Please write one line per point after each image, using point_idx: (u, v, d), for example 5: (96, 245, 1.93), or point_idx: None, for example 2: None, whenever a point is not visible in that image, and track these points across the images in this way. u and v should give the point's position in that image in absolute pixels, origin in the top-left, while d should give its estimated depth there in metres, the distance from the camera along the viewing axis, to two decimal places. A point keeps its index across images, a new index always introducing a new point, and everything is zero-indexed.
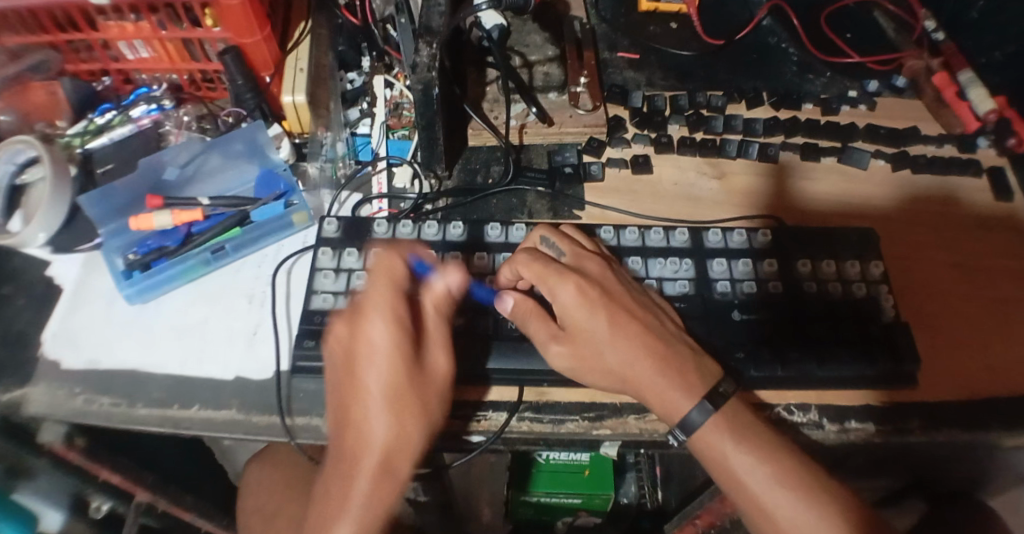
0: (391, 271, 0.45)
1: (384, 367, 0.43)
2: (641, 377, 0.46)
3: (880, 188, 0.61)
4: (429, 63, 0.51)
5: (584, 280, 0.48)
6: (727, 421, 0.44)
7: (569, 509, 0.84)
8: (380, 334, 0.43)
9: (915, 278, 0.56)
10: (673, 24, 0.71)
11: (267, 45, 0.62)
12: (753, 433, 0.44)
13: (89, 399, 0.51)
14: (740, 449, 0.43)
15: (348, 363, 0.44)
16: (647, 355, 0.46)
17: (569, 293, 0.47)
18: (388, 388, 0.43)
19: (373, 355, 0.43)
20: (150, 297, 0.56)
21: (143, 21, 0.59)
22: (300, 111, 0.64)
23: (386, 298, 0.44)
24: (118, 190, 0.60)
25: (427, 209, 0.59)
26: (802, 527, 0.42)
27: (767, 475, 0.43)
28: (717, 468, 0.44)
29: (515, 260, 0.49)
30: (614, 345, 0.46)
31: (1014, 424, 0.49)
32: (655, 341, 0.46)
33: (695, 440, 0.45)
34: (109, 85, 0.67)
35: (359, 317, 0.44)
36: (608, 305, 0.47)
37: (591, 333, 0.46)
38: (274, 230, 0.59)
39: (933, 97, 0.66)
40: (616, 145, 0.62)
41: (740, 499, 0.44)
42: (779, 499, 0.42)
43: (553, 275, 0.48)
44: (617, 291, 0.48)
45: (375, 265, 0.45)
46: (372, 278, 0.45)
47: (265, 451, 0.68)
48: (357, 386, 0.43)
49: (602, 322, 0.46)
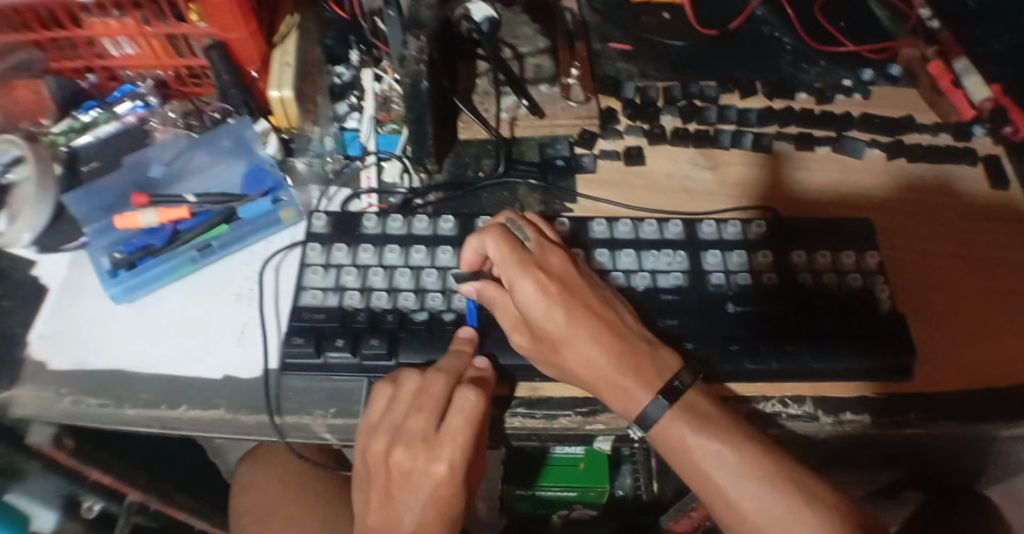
0: (472, 417, 0.44)
1: (436, 500, 0.43)
2: (608, 379, 0.44)
3: (875, 176, 0.60)
4: (417, 56, 0.51)
5: (545, 274, 0.45)
6: (687, 412, 0.43)
7: (564, 502, 0.83)
8: (451, 476, 0.43)
9: (913, 269, 0.55)
10: (666, 14, 0.70)
11: (253, 40, 0.61)
12: (714, 421, 0.42)
13: (76, 401, 0.50)
14: (703, 438, 0.42)
15: (405, 487, 0.44)
16: (609, 361, 0.43)
17: (529, 291, 0.44)
18: (440, 513, 0.43)
19: (428, 493, 0.43)
20: (137, 296, 0.55)
21: (127, 17, 0.58)
22: (287, 105, 0.61)
23: (464, 444, 0.44)
24: (105, 187, 0.59)
25: (417, 203, 0.58)
26: (772, 518, 0.40)
27: (733, 463, 0.41)
28: (682, 462, 0.42)
29: (482, 243, 0.46)
30: (573, 346, 0.44)
31: (1011, 415, 0.48)
32: (615, 345, 0.44)
33: (656, 433, 0.43)
34: (94, 83, 0.65)
35: (432, 450, 0.44)
36: (574, 301, 0.44)
37: (550, 330, 0.44)
38: (261, 227, 0.58)
39: (929, 86, 0.65)
40: (608, 137, 0.61)
41: (705, 491, 0.42)
42: (747, 490, 0.40)
43: (511, 273, 0.45)
44: (577, 283, 0.46)
45: (459, 407, 0.44)
46: (453, 417, 0.44)
47: (256, 449, 0.68)
48: (409, 507, 0.43)
49: (561, 321, 0.44)
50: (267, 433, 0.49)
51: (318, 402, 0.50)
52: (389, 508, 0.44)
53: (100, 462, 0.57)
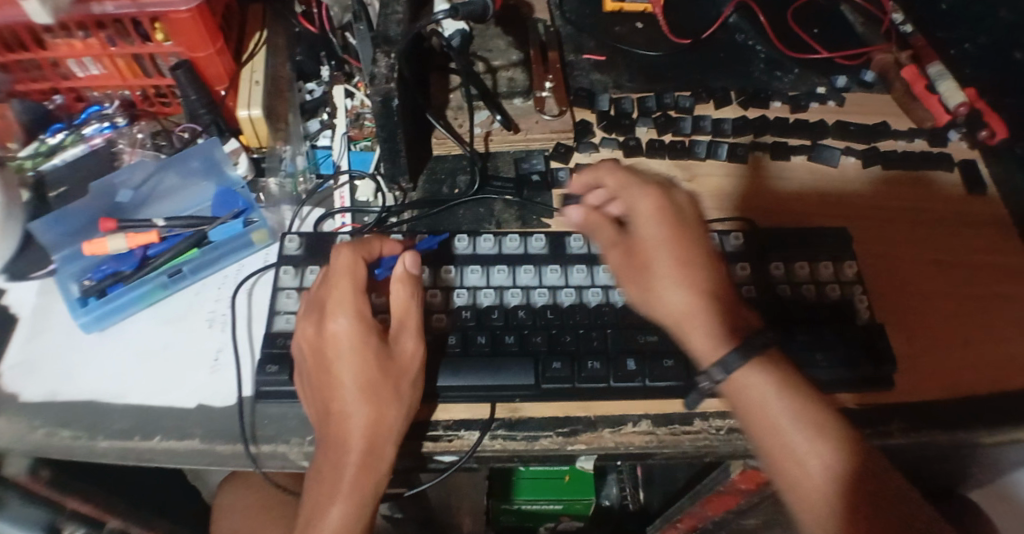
0: (352, 273, 0.46)
1: (356, 367, 0.45)
2: (692, 321, 0.44)
3: (852, 184, 0.60)
4: (387, 73, 0.49)
5: (667, 200, 0.47)
6: (772, 366, 0.43)
7: (551, 514, 0.86)
8: (348, 333, 0.45)
9: (891, 277, 0.55)
10: (639, 23, 0.70)
11: (220, 58, 0.60)
12: (799, 388, 0.42)
13: (50, 432, 0.48)
14: (787, 397, 0.42)
15: (317, 358, 0.46)
16: (696, 299, 0.44)
17: (648, 207, 0.47)
18: (360, 381, 0.44)
19: (339, 360, 0.45)
20: (108, 324, 0.54)
21: (91, 38, 0.57)
22: (256, 124, 0.60)
23: (351, 296, 0.46)
24: (73, 212, 0.57)
25: (392, 222, 0.57)
26: (839, 480, 0.40)
27: (809, 425, 0.41)
28: (756, 418, 0.42)
29: (601, 167, 0.49)
30: (672, 275, 0.45)
31: (994, 422, 0.48)
32: (709, 285, 0.45)
33: (737, 385, 0.43)
34: (60, 104, 0.64)
35: (326, 318, 0.46)
36: (689, 229, 0.46)
37: (653, 253, 0.46)
38: (233, 250, 0.57)
39: (902, 90, 0.65)
40: (583, 150, 0.60)
41: (775, 452, 0.42)
42: (820, 452, 0.41)
43: (635, 186, 0.48)
44: (696, 223, 0.47)
45: (337, 266, 0.47)
46: (333, 280, 0.46)
47: (235, 475, 0.67)
48: (329, 381, 0.45)
49: (667, 246, 0.46)
50: (241, 463, 0.48)
51: (295, 430, 0.49)
52: (317, 390, 0.46)
53: (77, 491, 0.56)
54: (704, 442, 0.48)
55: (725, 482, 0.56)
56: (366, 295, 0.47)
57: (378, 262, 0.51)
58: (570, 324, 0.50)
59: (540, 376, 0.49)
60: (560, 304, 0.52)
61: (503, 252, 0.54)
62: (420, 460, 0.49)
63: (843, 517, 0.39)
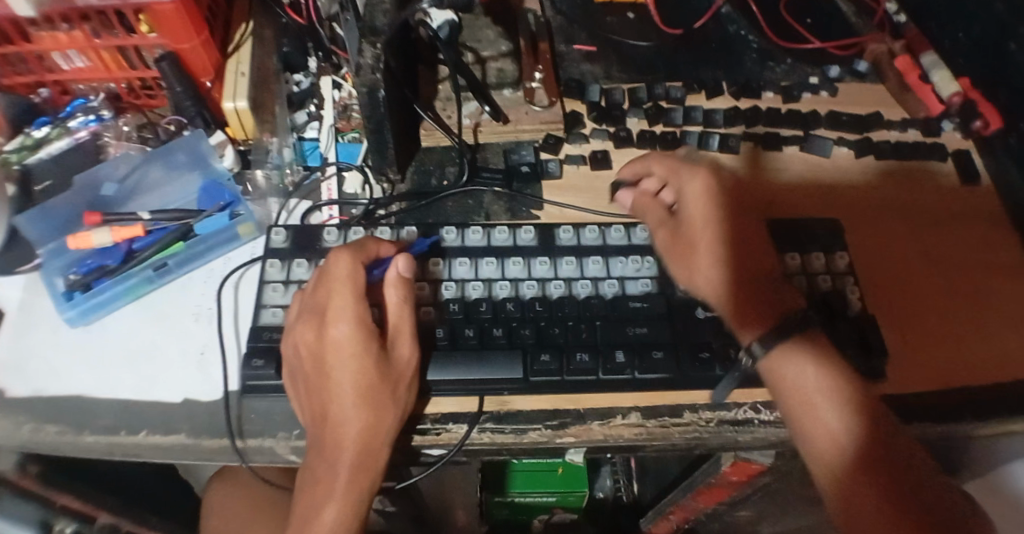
0: (351, 279, 0.46)
1: (355, 372, 0.44)
2: (733, 294, 0.48)
3: (844, 175, 0.59)
4: (373, 64, 0.49)
5: (714, 184, 0.51)
6: (808, 343, 0.46)
7: (544, 507, 0.85)
8: (349, 339, 0.45)
9: (884, 269, 0.54)
10: (630, 14, 0.69)
11: (206, 50, 0.59)
12: (833, 363, 0.46)
13: (35, 428, 0.48)
14: (827, 374, 0.45)
15: (315, 363, 0.45)
16: (735, 273, 0.49)
17: (695, 189, 0.51)
18: (358, 386, 0.44)
19: (339, 365, 0.44)
20: (93, 319, 0.53)
21: (75, 30, 0.55)
22: (242, 116, 0.59)
23: (351, 302, 0.45)
24: (59, 206, 0.57)
25: (380, 214, 0.56)
26: (862, 453, 0.42)
27: (839, 399, 0.44)
28: (788, 392, 0.45)
29: (648, 158, 0.54)
30: (712, 251, 0.49)
31: (988, 414, 0.48)
32: (750, 262, 0.49)
33: (772, 361, 0.46)
34: (46, 98, 0.63)
35: (326, 323, 0.45)
36: (734, 211, 0.51)
37: (699, 231, 0.50)
38: (219, 244, 0.56)
39: (896, 80, 0.64)
40: (573, 141, 0.60)
41: (809, 425, 0.44)
42: (849, 425, 0.43)
43: (683, 170, 0.52)
44: (742, 206, 0.51)
45: (336, 272, 0.46)
46: (332, 286, 0.46)
47: (224, 470, 0.67)
48: (326, 386, 0.44)
49: (711, 226, 0.50)
50: (228, 458, 0.48)
51: (282, 424, 0.49)
52: (312, 395, 0.45)
53: (67, 487, 0.56)
54: (694, 434, 0.48)
55: (716, 475, 0.56)
56: (365, 300, 0.46)
57: (377, 262, 0.50)
58: (558, 317, 0.50)
59: (528, 369, 0.48)
60: (549, 296, 0.51)
61: (492, 245, 0.53)
62: (408, 454, 0.48)
63: (869, 485, 0.42)
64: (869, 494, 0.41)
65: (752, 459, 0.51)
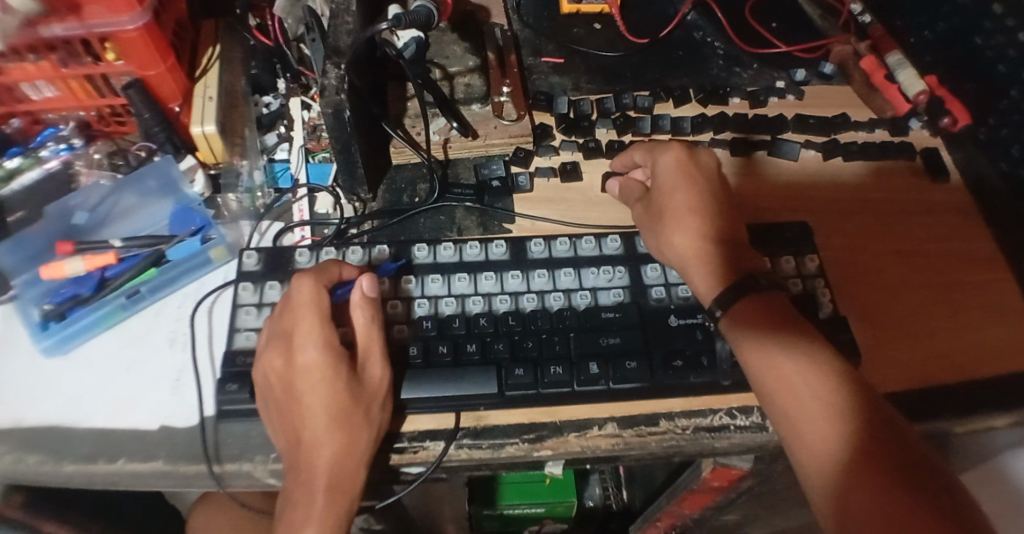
0: (316, 303, 0.46)
1: (328, 396, 0.45)
2: (697, 259, 0.49)
3: (813, 177, 0.60)
4: (338, 85, 0.49)
5: (689, 160, 0.53)
6: (784, 328, 0.45)
7: (533, 518, 0.86)
8: (318, 363, 0.45)
9: (854, 268, 0.55)
10: (597, 24, 0.70)
11: (173, 75, 0.59)
12: (813, 350, 0.44)
13: (15, 459, 0.47)
14: (815, 364, 0.44)
15: (286, 389, 0.45)
16: (703, 242, 0.50)
17: (668, 163, 0.53)
18: (331, 409, 0.44)
19: (310, 390, 0.45)
20: (69, 349, 0.53)
21: (42, 60, 0.55)
22: (211, 141, 0.59)
23: (317, 325, 0.46)
24: (30, 238, 0.57)
25: (352, 233, 0.57)
26: (852, 444, 0.40)
27: (819, 387, 0.43)
28: (770, 382, 0.44)
29: (630, 147, 0.56)
30: (683, 222, 0.50)
31: (965, 410, 0.48)
32: (719, 232, 0.50)
33: (749, 352, 0.45)
34: (17, 128, 0.61)
35: (294, 349, 0.45)
36: (705, 182, 0.52)
37: (671, 203, 0.52)
38: (192, 269, 0.57)
39: (862, 81, 0.66)
40: (543, 153, 0.60)
41: (790, 413, 0.43)
42: (831, 415, 0.42)
43: (659, 148, 0.54)
44: (715, 181, 0.53)
45: (300, 296, 0.46)
46: (297, 311, 0.46)
47: (208, 495, 0.67)
48: (299, 412, 0.45)
49: (681, 197, 0.51)
50: (205, 483, 0.47)
51: (259, 448, 0.49)
52: (285, 421, 0.45)
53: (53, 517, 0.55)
54: (672, 442, 0.48)
55: (698, 481, 0.56)
56: (331, 324, 0.46)
57: (342, 282, 0.50)
58: (532, 330, 0.50)
59: (504, 384, 0.48)
60: (522, 309, 0.51)
61: (463, 260, 0.53)
62: (387, 473, 0.48)
63: (870, 480, 0.39)
64: (870, 484, 0.38)
65: (731, 464, 0.51)
